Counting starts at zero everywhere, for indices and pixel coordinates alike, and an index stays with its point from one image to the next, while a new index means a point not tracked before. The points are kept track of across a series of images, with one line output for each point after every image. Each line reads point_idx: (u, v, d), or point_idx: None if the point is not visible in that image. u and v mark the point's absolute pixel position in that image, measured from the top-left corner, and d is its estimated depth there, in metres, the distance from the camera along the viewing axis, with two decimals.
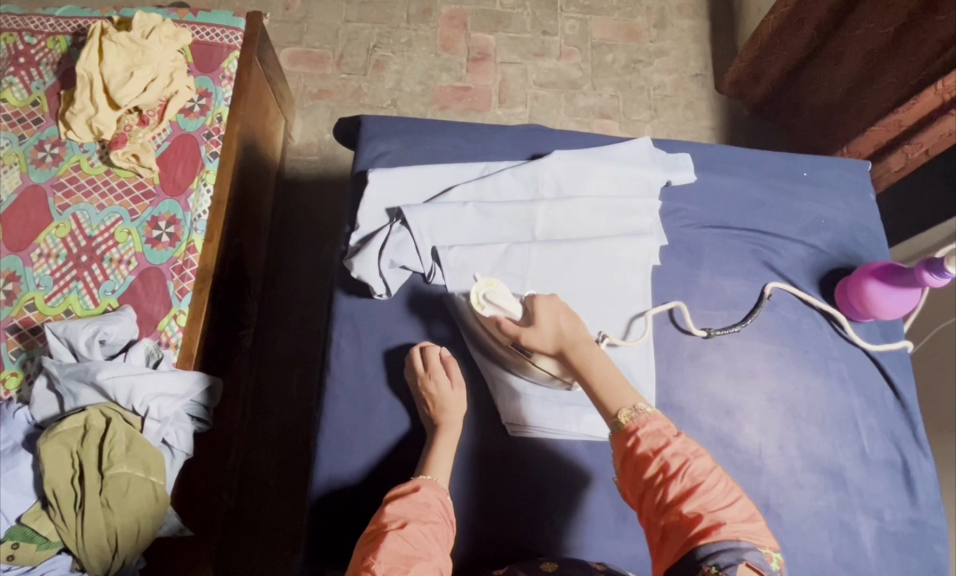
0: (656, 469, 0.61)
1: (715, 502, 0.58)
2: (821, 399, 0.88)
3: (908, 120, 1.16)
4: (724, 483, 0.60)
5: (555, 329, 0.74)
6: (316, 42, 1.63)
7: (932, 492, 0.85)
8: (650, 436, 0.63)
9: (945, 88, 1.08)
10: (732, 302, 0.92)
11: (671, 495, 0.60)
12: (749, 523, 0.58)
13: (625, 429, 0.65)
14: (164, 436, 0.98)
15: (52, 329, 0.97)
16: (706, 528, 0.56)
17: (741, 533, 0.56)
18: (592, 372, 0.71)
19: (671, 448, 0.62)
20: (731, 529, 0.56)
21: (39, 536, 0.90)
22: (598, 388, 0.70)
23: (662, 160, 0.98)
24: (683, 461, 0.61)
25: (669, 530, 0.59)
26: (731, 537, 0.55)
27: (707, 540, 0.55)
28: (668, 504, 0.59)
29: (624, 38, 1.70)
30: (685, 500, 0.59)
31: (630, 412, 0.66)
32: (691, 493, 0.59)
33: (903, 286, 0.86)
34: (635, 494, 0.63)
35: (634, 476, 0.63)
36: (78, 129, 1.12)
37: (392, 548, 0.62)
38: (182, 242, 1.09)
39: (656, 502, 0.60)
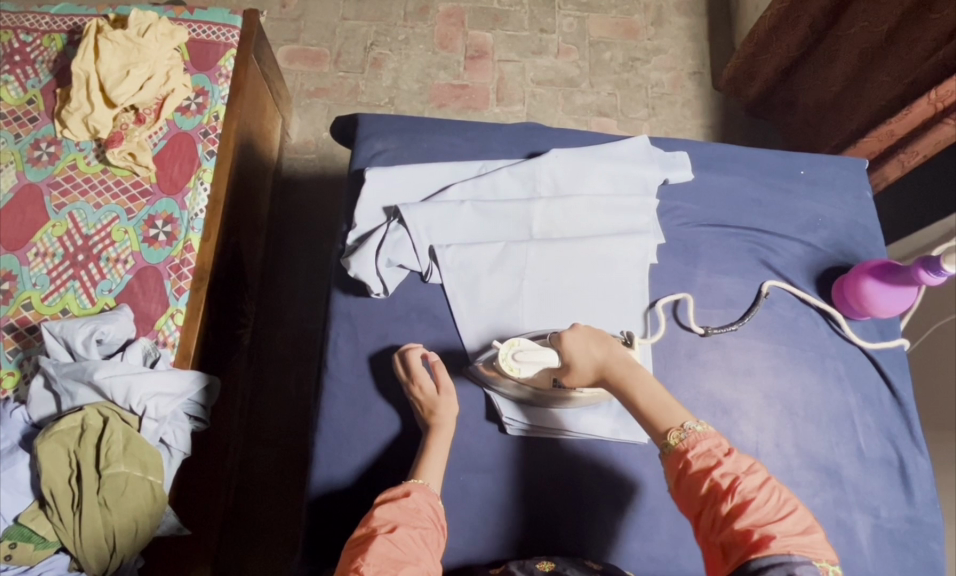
0: (708, 488, 0.59)
1: (768, 518, 0.56)
2: (818, 397, 0.88)
3: (900, 130, 1.18)
4: (779, 499, 0.58)
5: (593, 357, 0.73)
6: (313, 40, 1.63)
7: (928, 490, 0.86)
8: (699, 454, 0.61)
9: (937, 98, 1.08)
10: (729, 300, 0.92)
11: (725, 514, 0.57)
12: (806, 536, 0.56)
13: (676, 449, 0.62)
14: (161, 436, 0.97)
15: (49, 328, 0.97)
16: (759, 543, 0.54)
17: (796, 548, 0.54)
18: (636, 396, 0.69)
19: (722, 467, 0.59)
20: (784, 543, 0.54)
21: (37, 536, 0.90)
22: (645, 409, 0.68)
23: (659, 158, 0.98)
24: (734, 480, 0.58)
25: (726, 549, 0.57)
26: (783, 551, 0.54)
27: (759, 554, 0.54)
28: (722, 524, 0.57)
29: (621, 36, 1.70)
30: (739, 518, 0.56)
31: (679, 432, 0.63)
32: (745, 510, 0.57)
33: (900, 284, 0.86)
34: (689, 515, 0.61)
35: (687, 496, 0.61)
36: (74, 127, 1.12)
37: (380, 552, 0.62)
38: (179, 241, 1.09)
39: (710, 521, 0.58)
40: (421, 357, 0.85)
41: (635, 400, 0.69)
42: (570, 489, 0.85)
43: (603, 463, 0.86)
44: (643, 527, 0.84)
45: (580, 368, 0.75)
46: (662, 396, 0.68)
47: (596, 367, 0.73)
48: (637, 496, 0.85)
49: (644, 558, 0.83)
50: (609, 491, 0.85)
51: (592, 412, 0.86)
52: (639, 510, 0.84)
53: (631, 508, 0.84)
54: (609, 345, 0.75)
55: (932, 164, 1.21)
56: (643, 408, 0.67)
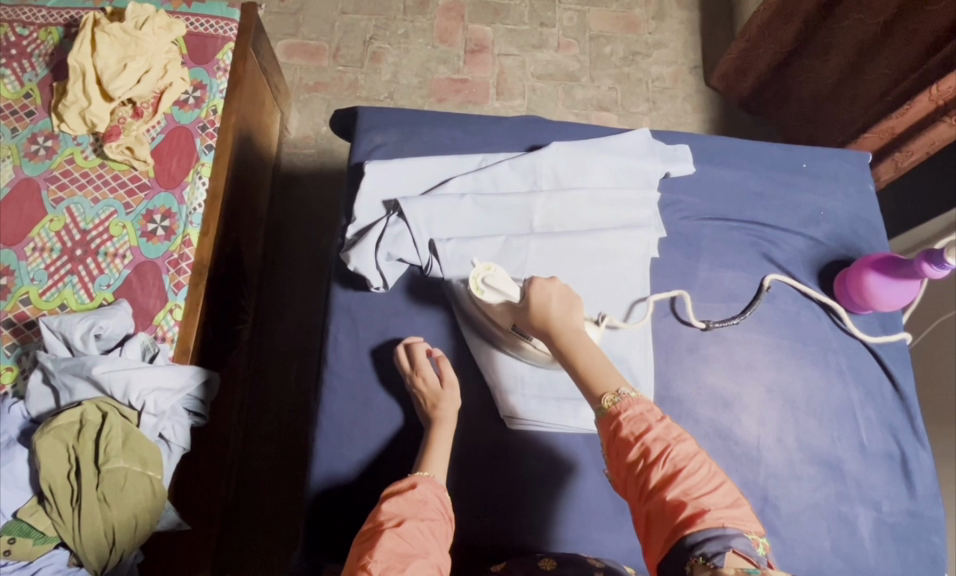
0: (638, 453, 0.61)
1: (699, 488, 0.58)
2: (819, 391, 0.88)
3: (900, 127, 1.17)
4: (707, 469, 0.59)
5: (550, 309, 0.73)
6: (312, 34, 1.62)
7: (930, 484, 0.85)
8: (630, 420, 0.62)
9: (939, 94, 1.07)
10: (731, 295, 0.92)
11: (654, 481, 0.59)
12: (733, 508, 0.58)
13: (608, 413, 0.64)
14: (160, 431, 0.97)
15: (47, 323, 0.97)
16: (690, 515, 0.56)
17: (726, 520, 0.56)
18: (578, 358, 0.70)
19: (653, 433, 0.61)
20: (717, 517, 0.56)
21: (36, 531, 0.89)
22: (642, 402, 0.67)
23: (661, 151, 0.98)
24: (664, 447, 0.60)
25: (655, 516, 0.58)
26: (717, 524, 0.55)
27: (692, 528, 0.55)
28: (651, 490, 0.59)
29: (622, 30, 1.69)
30: (668, 486, 0.58)
31: (613, 398, 0.65)
32: (674, 478, 0.58)
33: (904, 277, 0.85)
34: (620, 481, 0.63)
35: (618, 461, 0.62)
36: (71, 121, 1.11)
37: (388, 547, 0.62)
38: (178, 236, 1.09)
39: (640, 487, 0.60)
40: (425, 353, 0.85)
41: (574, 360, 0.70)
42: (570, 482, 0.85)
43: (604, 457, 0.86)
44: None
45: (534, 318, 0.74)
46: (603, 363, 0.68)
47: (545, 322, 0.73)
48: None
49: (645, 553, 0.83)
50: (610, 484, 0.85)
51: (593, 410, 0.86)
52: None
53: None
54: (571, 310, 0.74)
55: (935, 158, 1.20)
56: (580, 370, 0.68)
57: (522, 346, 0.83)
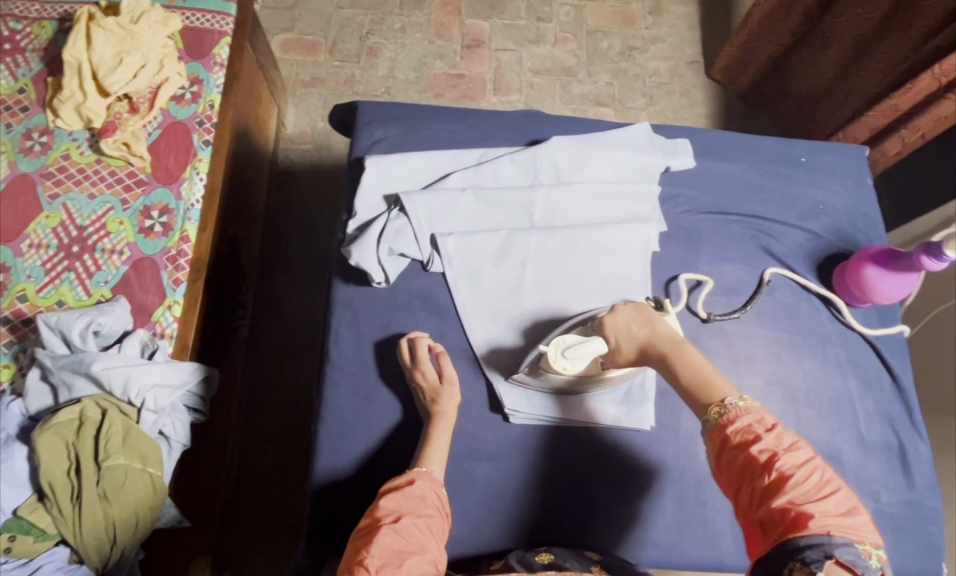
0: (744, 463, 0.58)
1: (808, 497, 0.54)
2: (819, 383, 0.88)
3: (904, 105, 1.16)
4: (821, 478, 0.55)
5: (637, 337, 0.72)
6: (308, 29, 1.61)
7: (928, 474, 0.86)
8: (739, 429, 0.59)
9: (942, 72, 1.07)
10: (731, 288, 0.92)
11: (762, 489, 0.56)
12: (848, 519, 0.53)
13: (713, 424, 0.61)
14: (160, 428, 0.97)
15: (45, 320, 0.96)
16: (797, 521, 0.53)
17: (835, 529, 0.52)
18: (682, 371, 0.67)
19: (761, 442, 0.58)
20: (822, 524, 0.52)
21: (36, 528, 0.89)
22: (688, 385, 0.66)
23: (661, 146, 0.98)
24: (773, 455, 0.57)
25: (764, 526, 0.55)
26: (823, 532, 0.52)
27: (796, 532, 0.52)
28: (760, 499, 0.56)
29: (619, 25, 1.69)
30: (777, 494, 0.55)
31: (718, 407, 0.62)
32: (783, 487, 0.55)
33: (901, 270, 0.86)
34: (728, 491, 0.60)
35: (725, 471, 0.59)
36: (66, 117, 1.10)
37: (385, 544, 0.62)
38: (176, 231, 1.08)
39: (748, 495, 0.57)
40: (428, 348, 0.84)
41: (679, 375, 0.67)
42: (575, 475, 0.85)
43: (607, 450, 0.86)
44: (646, 513, 0.84)
45: (625, 351, 0.73)
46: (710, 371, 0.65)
47: (640, 347, 0.71)
48: (641, 483, 0.85)
49: (648, 545, 0.83)
50: (613, 478, 0.85)
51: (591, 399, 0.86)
52: (642, 497, 0.85)
53: (635, 495, 0.85)
54: (653, 323, 0.73)
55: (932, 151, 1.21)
56: (685, 383, 0.65)
57: (601, 380, 0.83)
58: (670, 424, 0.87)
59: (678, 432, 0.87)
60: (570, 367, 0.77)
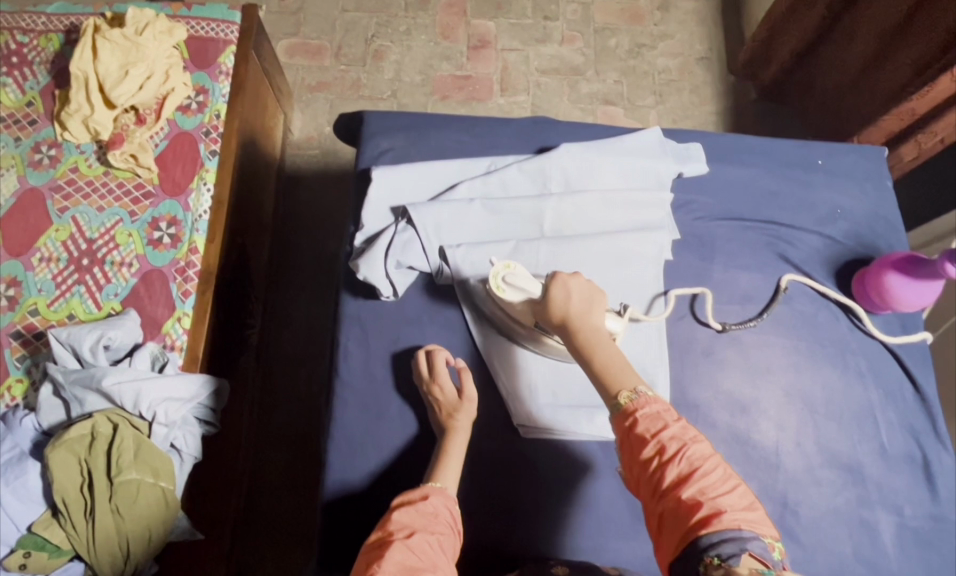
0: (653, 452, 0.61)
1: (715, 489, 0.58)
2: (839, 394, 0.86)
3: (920, 110, 1.19)
4: (723, 471, 0.60)
5: (568, 307, 0.72)
6: (313, 33, 1.60)
7: (953, 486, 0.84)
8: (647, 418, 0.63)
9: None
10: (747, 296, 0.90)
11: (669, 479, 0.60)
12: (750, 510, 0.58)
13: (624, 410, 0.64)
14: (172, 441, 0.97)
15: (56, 335, 0.97)
16: (705, 515, 0.57)
17: (743, 522, 0.56)
18: (595, 355, 0.69)
19: (670, 433, 0.62)
20: (733, 518, 0.56)
21: (50, 544, 0.90)
22: (599, 370, 0.68)
23: (673, 151, 0.95)
24: (681, 446, 0.61)
25: (667, 515, 0.59)
26: (733, 526, 0.55)
27: (708, 529, 0.56)
28: (666, 488, 0.60)
29: (627, 22, 1.66)
30: (683, 486, 0.59)
31: (630, 394, 0.64)
32: (689, 478, 0.59)
33: (926, 278, 0.83)
34: (631, 480, 0.64)
35: (632, 460, 0.63)
36: (74, 129, 1.10)
37: (396, 559, 0.61)
38: (184, 243, 1.08)
39: (653, 487, 0.61)
40: (445, 362, 0.84)
41: (592, 357, 0.69)
42: (588, 489, 0.83)
43: (620, 463, 0.84)
44: None
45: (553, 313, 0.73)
46: (622, 363, 0.68)
47: (564, 322, 0.72)
48: None
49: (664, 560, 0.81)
50: (627, 493, 0.83)
51: (609, 416, 0.84)
52: None
53: None
54: (593, 307, 0.73)
55: None
56: (597, 369, 0.68)
57: (541, 342, 0.84)
58: None
59: None
60: (507, 293, 0.78)
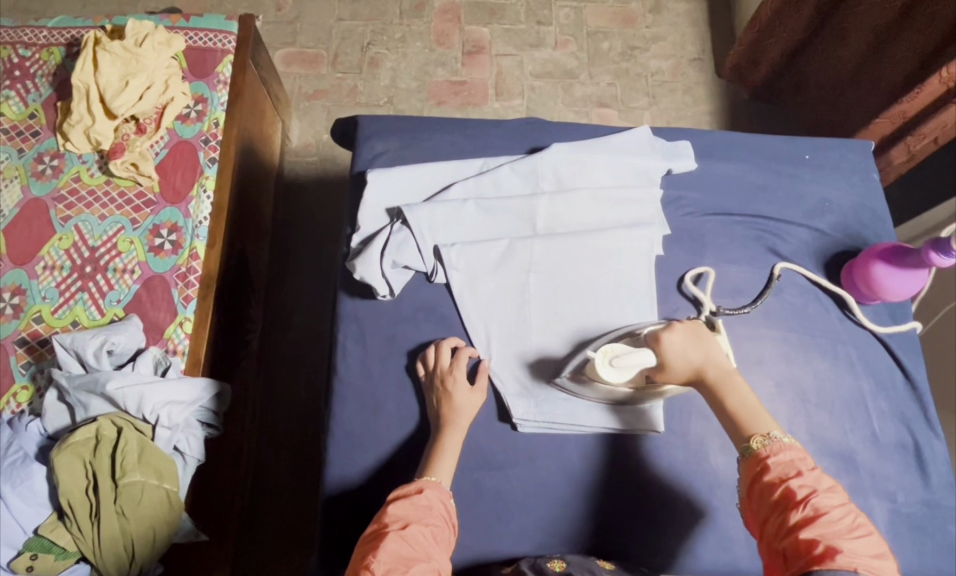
0: (781, 494, 0.59)
1: (838, 533, 0.56)
2: (830, 383, 0.88)
3: (912, 110, 1.17)
4: (852, 519, 0.57)
5: (691, 360, 0.70)
6: (310, 42, 1.63)
7: (945, 473, 0.85)
8: (779, 462, 0.61)
9: (948, 77, 1.08)
10: (737, 289, 0.92)
11: (793, 520, 0.57)
12: (874, 558, 0.55)
13: (755, 454, 0.63)
14: (175, 444, 0.98)
15: (60, 341, 0.98)
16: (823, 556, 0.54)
17: (862, 566, 0.54)
18: (728, 401, 0.68)
19: (802, 478, 0.59)
20: (850, 561, 0.54)
21: (57, 546, 0.91)
22: (736, 413, 0.67)
23: (662, 148, 0.97)
24: (812, 491, 0.58)
25: (787, 556, 0.57)
26: (849, 568, 0.53)
27: (821, 568, 0.54)
28: (789, 529, 0.57)
29: (619, 25, 1.68)
30: (806, 527, 0.57)
31: (762, 439, 0.63)
32: (814, 521, 0.57)
33: (912, 266, 0.84)
34: (753, 520, 0.61)
35: (757, 499, 0.61)
36: (76, 140, 1.12)
37: (392, 549, 0.62)
38: (185, 249, 1.09)
39: (777, 526, 0.58)
40: (469, 357, 0.86)
41: (725, 404, 0.68)
42: (584, 481, 0.85)
43: (616, 456, 0.86)
44: (657, 518, 0.84)
45: (677, 372, 0.71)
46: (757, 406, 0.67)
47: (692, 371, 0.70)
48: (652, 488, 0.85)
49: (660, 550, 0.83)
50: (622, 485, 0.85)
51: (604, 410, 0.86)
52: (652, 506, 0.84)
53: (645, 502, 0.84)
54: (707, 349, 0.72)
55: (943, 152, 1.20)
56: (732, 413, 0.67)
57: (655, 392, 0.83)
58: (679, 429, 0.87)
59: (688, 437, 0.86)
60: (616, 374, 0.75)
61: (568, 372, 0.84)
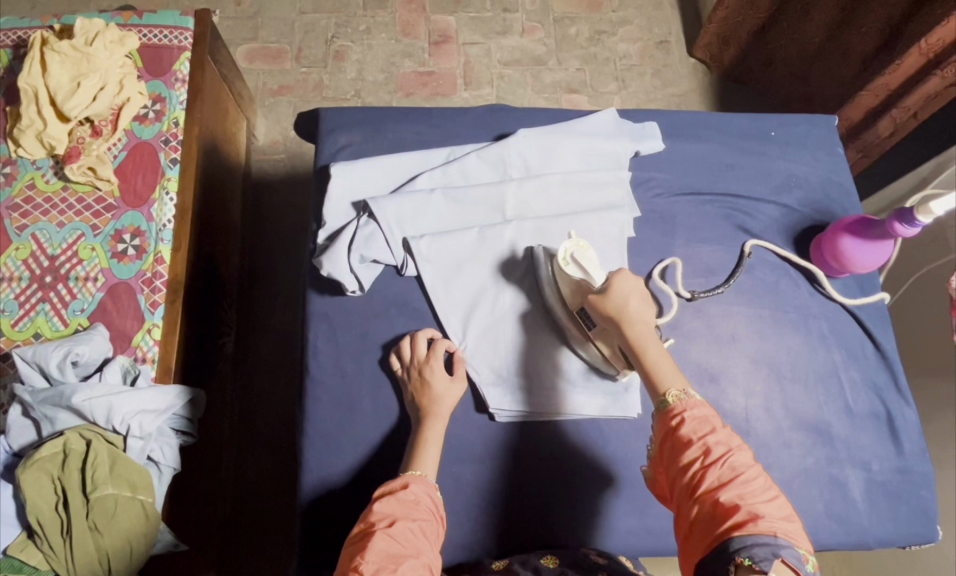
0: (696, 453, 0.60)
1: (755, 495, 0.56)
2: (803, 357, 0.88)
3: (895, 82, 1.13)
4: (765, 481, 0.58)
5: (628, 303, 0.71)
6: (272, 37, 1.59)
7: (917, 439, 0.87)
8: (694, 422, 0.62)
9: (929, 47, 1.04)
10: (709, 268, 0.92)
11: (707, 482, 0.58)
12: (787, 522, 0.56)
13: (671, 408, 0.63)
14: (148, 454, 0.95)
15: (21, 354, 0.95)
16: (740, 520, 0.55)
17: (779, 531, 0.54)
18: (643, 351, 0.68)
19: (715, 438, 0.60)
20: (770, 525, 0.54)
21: (28, 566, 0.88)
22: (649, 364, 0.67)
23: (630, 130, 0.97)
24: (725, 451, 0.59)
25: (700, 516, 0.57)
26: (769, 532, 0.53)
27: (741, 532, 0.54)
28: (703, 490, 0.58)
29: (586, 10, 1.67)
30: (722, 489, 0.57)
31: (679, 393, 0.64)
32: (729, 482, 0.57)
33: (876, 238, 0.85)
34: (669, 479, 0.62)
35: (672, 458, 0.62)
36: (28, 145, 1.08)
37: (380, 548, 0.61)
38: (149, 254, 1.06)
39: (691, 487, 0.59)
40: (446, 350, 0.85)
41: (640, 350, 0.68)
42: (566, 468, 0.85)
43: (596, 441, 0.85)
44: (639, 501, 0.84)
45: (607, 306, 0.72)
46: (672, 367, 0.67)
47: (618, 312, 0.71)
48: (633, 472, 0.85)
49: (643, 534, 0.83)
50: (602, 470, 0.85)
51: (580, 398, 0.85)
52: (634, 490, 0.84)
53: (626, 485, 0.85)
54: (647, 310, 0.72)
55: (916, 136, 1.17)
56: (650, 365, 0.67)
57: (585, 343, 0.84)
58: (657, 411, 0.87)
59: None
60: (574, 271, 0.82)
61: (542, 256, 0.87)
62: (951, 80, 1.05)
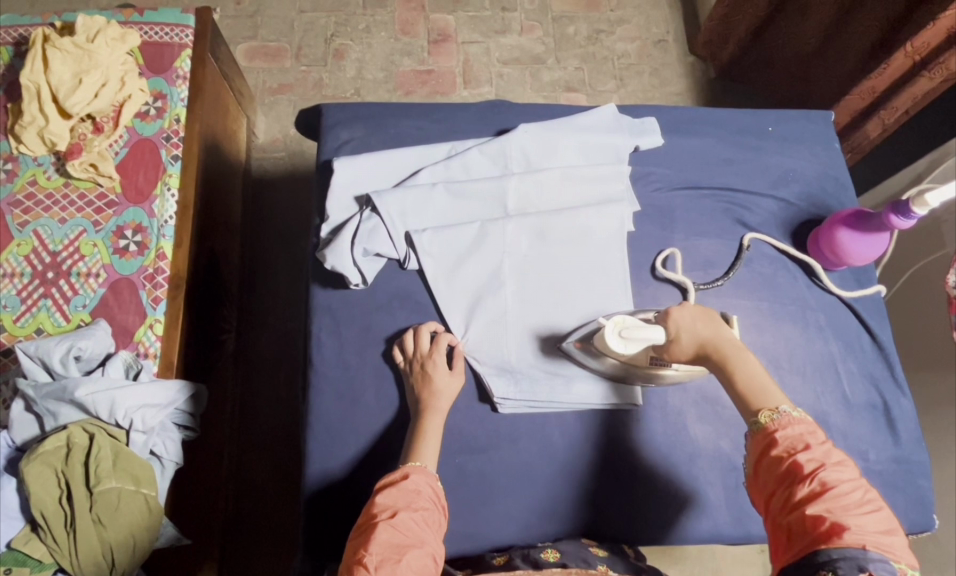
0: (788, 469, 0.58)
1: (846, 509, 0.55)
2: (801, 349, 0.89)
3: (882, 85, 1.16)
4: (861, 495, 0.56)
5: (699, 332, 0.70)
6: (272, 35, 1.59)
7: (913, 429, 0.88)
8: (787, 437, 0.60)
9: (914, 51, 1.07)
10: (708, 261, 0.93)
11: (799, 495, 0.57)
12: (886, 536, 0.54)
13: (765, 428, 0.62)
14: (151, 447, 0.96)
15: (24, 350, 0.95)
16: (829, 532, 0.54)
17: (871, 544, 0.53)
18: (735, 372, 0.67)
19: (809, 453, 0.59)
20: (859, 537, 0.53)
21: (31, 559, 0.88)
22: (741, 387, 0.66)
23: (629, 126, 0.98)
24: (819, 466, 0.58)
25: (794, 531, 0.56)
26: (857, 545, 0.53)
27: (830, 545, 0.53)
28: (796, 504, 0.57)
29: (584, 9, 1.68)
30: (814, 503, 0.56)
31: (770, 414, 0.62)
32: (821, 496, 0.56)
33: (873, 230, 0.86)
34: (763, 495, 0.61)
35: (765, 475, 0.60)
36: (29, 142, 1.08)
37: (383, 539, 0.62)
38: (151, 250, 1.06)
39: (783, 502, 0.58)
40: (448, 343, 0.85)
41: (733, 376, 0.67)
42: (567, 458, 0.85)
43: (597, 432, 0.86)
44: (639, 491, 0.85)
45: (684, 347, 0.71)
46: (765, 379, 0.66)
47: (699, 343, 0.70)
48: (633, 462, 0.86)
49: (643, 522, 0.84)
50: (603, 461, 0.86)
51: (587, 386, 0.86)
52: (635, 480, 0.85)
53: (627, 476, 0.85)
54: (714, 324, 0.71)
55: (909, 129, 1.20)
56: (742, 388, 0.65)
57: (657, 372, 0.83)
58: (656, 402, 0.87)
59: (665, 411, 0.87)
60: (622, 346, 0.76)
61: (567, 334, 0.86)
62: (940, 81, 1.07)
